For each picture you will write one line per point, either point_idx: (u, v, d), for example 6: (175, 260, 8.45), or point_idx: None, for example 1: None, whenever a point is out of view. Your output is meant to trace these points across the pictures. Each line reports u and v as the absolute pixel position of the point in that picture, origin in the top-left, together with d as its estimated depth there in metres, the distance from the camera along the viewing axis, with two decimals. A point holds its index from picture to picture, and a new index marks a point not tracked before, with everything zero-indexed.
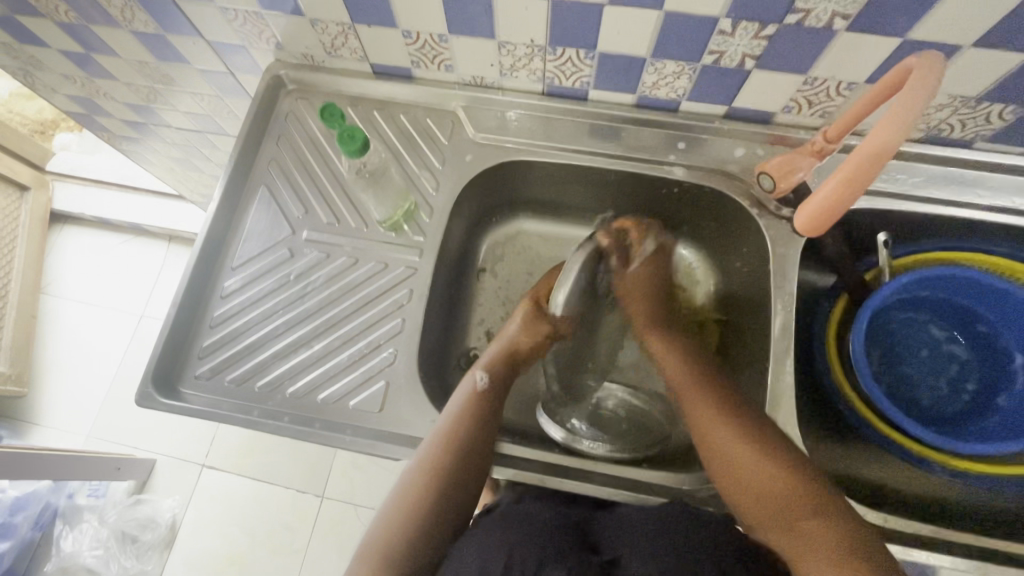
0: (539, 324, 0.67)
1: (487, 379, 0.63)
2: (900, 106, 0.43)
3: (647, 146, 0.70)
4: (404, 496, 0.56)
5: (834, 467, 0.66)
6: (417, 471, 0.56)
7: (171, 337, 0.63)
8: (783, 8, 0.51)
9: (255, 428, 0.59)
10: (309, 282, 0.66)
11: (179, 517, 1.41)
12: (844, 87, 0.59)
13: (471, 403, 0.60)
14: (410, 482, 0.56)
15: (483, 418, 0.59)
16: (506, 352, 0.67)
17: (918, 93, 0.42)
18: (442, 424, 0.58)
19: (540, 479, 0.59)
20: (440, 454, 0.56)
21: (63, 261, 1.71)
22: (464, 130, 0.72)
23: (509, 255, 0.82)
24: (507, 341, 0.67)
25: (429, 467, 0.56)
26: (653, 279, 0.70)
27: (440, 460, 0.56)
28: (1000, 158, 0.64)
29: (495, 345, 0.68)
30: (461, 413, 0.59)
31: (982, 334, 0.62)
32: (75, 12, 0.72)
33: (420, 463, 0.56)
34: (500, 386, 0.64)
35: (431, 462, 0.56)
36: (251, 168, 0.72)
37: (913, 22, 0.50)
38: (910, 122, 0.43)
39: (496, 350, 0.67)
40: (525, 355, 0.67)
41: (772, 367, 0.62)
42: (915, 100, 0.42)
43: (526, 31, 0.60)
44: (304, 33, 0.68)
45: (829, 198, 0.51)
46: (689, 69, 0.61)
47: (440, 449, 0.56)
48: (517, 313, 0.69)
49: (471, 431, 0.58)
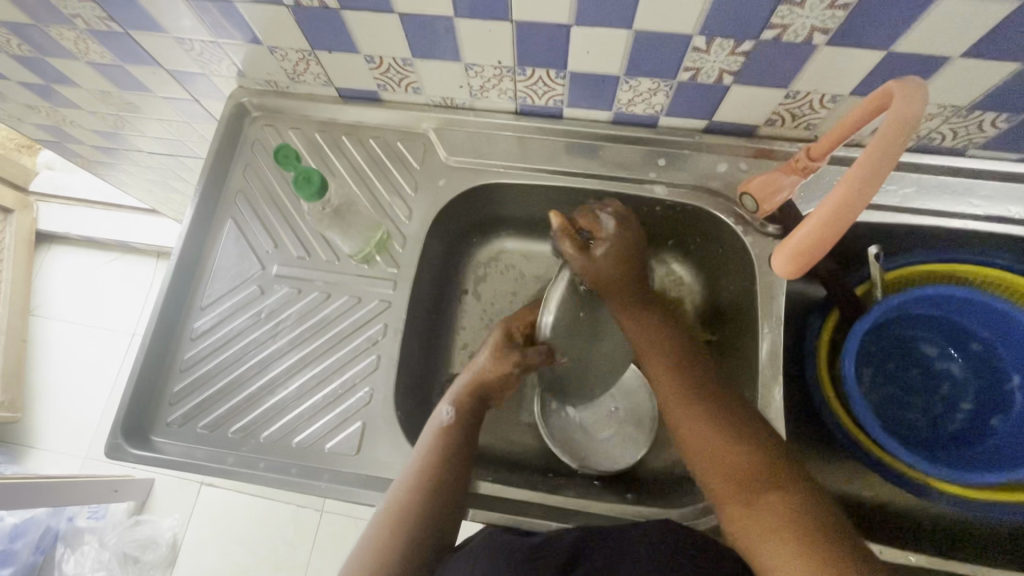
0: (509, 355, 0.61)
1: (452, 413, 0.61)
2: (894, 115, 0.40)
3: (627, 163, 0.67)
4: (373, 545, 0.52)
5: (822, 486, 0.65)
6: (388, 515, 0.53)
7: (140, 385, 0.61)
8: (758, 24, 0.49)
9: (228, 477, 0.58)
10: (280, 320, 0.64)
11: (180, 536, 1.41)
12: (828, 100, 0.56)
13: (440, 439, 0.58)
14: (377, 532, 0.53)
15: (454, 453, 0.57)
16: (473, 383, 0.62)
17: (908, 98, 0.39)
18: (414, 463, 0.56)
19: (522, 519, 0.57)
20: (414, 495, 0.54)
21: (50, 282, 1.69)
22: (436, 153, 0.69)
23: (491, 275, 0.79)
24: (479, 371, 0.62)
25: (397, 515, 0.53)
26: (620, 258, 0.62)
27: (411, 507, 0.53)
28: (994, 166, 0.61)
29: (466, 376, 0.63)
30: (434, 453, 0.56)
31: (976, 352, 0.60)
32: (28, 45, 0.69)
33: (390, 508, 0.53)
34: (467, 427, 0.60)
35: (400, 509, 0.53)
36: (216, 201, 0.69)
37: (897, 35, 0.47)
38: (912, 124, 0.39)
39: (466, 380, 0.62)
40: (495, 389, 0.62)
41: (761, 392, 0.60)
42: (908, 108, 0.39)
43: (493, 53, 0.57)
44: (264, 60, 0.65)
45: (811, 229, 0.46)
46: (665, 86, 0.58)
47: (413, 494, 0.53)
48: (485, 343, 0.64)
49: (445, 472, 0.55)
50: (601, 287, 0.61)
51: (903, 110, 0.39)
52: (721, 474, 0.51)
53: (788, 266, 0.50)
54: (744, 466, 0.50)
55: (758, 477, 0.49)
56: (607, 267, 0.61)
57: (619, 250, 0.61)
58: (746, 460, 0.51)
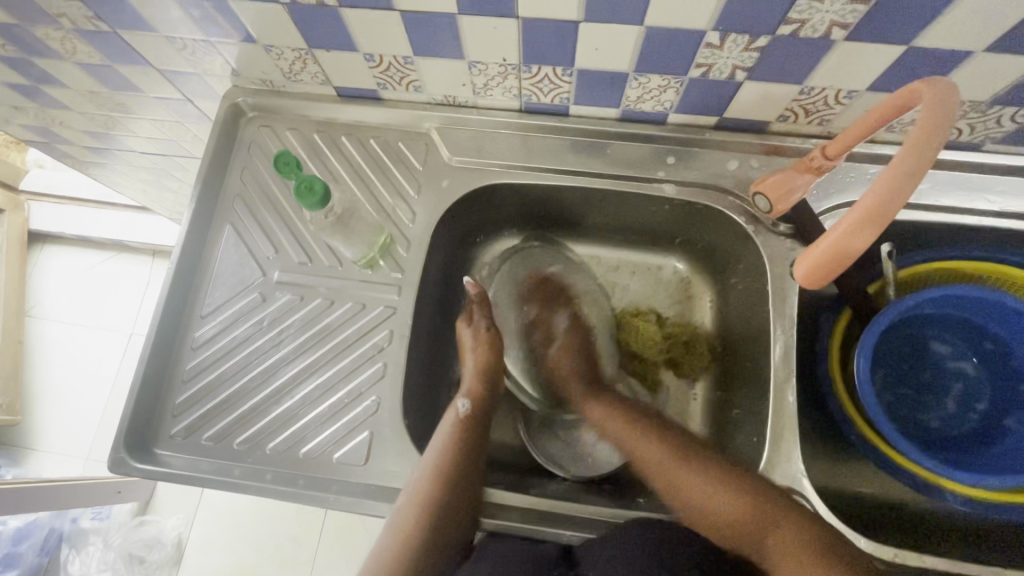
0: (479, 329, 0.69)
1: (468, 407, 0.65)
2: (928, 113, 0.39)
3: (635, 161, 0.66)
4: (402, 525, 0.55)
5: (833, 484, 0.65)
6: (414, 501, 0.56)
7: (142, 396, 0.60)
8: (775, 20, 0.47)
9: (235, 490, 0.57)
10: (283, 328, 0.63)
11: (185, 535, 1.40)
12: (844, 96, 0.55)
13: (459, 431, 0.62)
14: (403, 513, 0.55)
15: (469, 445, 0.61)
16: (479, 370, 0.67)
17: (942, 97, 0.39)
18: (436, 450, 0.58)
19: (533, 528, 0.56)
20: (435, 481, 0.56)
21: (43, 283, 1.66)
22: (438, 153, 0.67)
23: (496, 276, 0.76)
24: (477, 358, 0.68)
25: (422, 499, 0.56)
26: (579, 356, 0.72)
27: (433, 493, 0.56)
28: (1011, 160, 0.60)
29: (472, 367, 0.67)
30: (455, 441, 0.61)
31: (991, 350, 0.59)
32: (12, 45, 0.66)
33: (413, 494, 0.56)
34: (483, 410, 0.66)
35: (423, 493, 0.56)
36: (214, 206, 0.67)
37: (919, 30, 0.46)
38: (948, 122, 0.39)
39: (472, 372, 0.67)
40: (489, 362, 0.67)
41: (773, 395, 0.59)
42: (943, 96, 0.39)
43: (497, 51, 0.55)
44: (258, 60, 0.63)
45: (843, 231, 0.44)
46: (675, 83, 0.56)
47: (434, 480, 0.56)
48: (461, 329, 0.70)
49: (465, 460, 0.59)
50: (567, 384, 0.71)
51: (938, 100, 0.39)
52: (702, 504, 0.55)
53: (819, 268, 0.48)
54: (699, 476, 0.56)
55: (711, 481, 0.55)
56: (563, 360, 0.72)
57: (569, 348, 0.72)
58: (695, 474, 0.57)
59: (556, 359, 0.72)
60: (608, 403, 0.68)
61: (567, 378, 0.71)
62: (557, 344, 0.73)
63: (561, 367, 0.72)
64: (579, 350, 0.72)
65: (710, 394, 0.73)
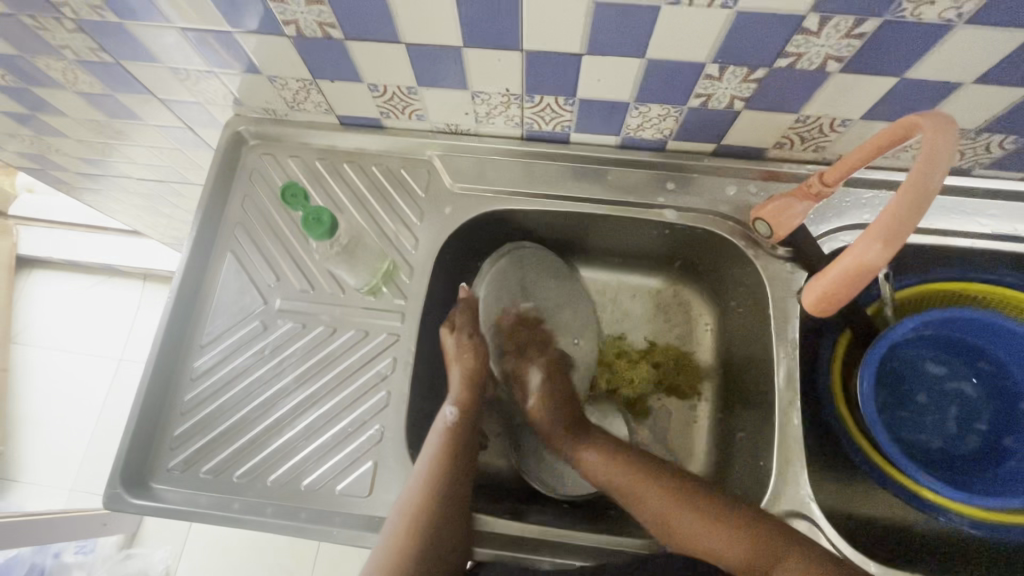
0: (465, 338, 0.65)
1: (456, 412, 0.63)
2: (930, 146, 0.40)
3: (635, 187, 0.67)
4: (394, 539, 0.54)
5: (851, 506, 0.65)
6: (404, 513, 0.55)
7: (140, 428, 0.58)
8: (772, 53, 0.48)
9: (234, 525, 0.56)
10: (284, 357, 0.62)
11: (173, 568, 1.34)
12: (839, 124, 0.56)
13: (449, 439, 0.60)
14: (397, 526, 0.54)
15: (459, 452, 0.60)
16: (466, 378, 0.64)
17: (944, 136, 0.40)
18: (426, 463, 0.57)
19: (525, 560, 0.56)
20: (426, 493, 0.55)
21: (31, 309, 1.63)
22: (441, 179, 0.68)
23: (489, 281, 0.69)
24: (464, 368, 0.64)
25: (413, 510, 0.55)
26: (551, 410, 0.67)
27: (427, 504, 0.55)
28: (1001, 184, 0.61)
29: (460, 376, 0.64)
30: (444, 452, 0.59)
31: (988, 371, 0.60)
32: (13, 75, 0.67)
33: (403, 505, 0.55)
34: (473, 423, 0.63)
35: (419, 507, 0.55)
36: (215, 234, 0.67)
37: (912, 63, 0.47)
38: (948, 161, 0.40)
39: (459, 383, 0.64)
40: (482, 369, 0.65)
41: (778, 418, 0.59)
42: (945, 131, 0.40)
43: (501, 81, 0.56)
44: (262, 89, 0.63)
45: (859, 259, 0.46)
46: (675, 112, 0.58)
47: (427, 496, 0.55)
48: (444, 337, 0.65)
49: (456, 476, 0.58)
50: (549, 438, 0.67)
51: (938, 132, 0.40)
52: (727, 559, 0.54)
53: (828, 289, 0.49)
54: (650, 487, 0.59)
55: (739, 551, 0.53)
56: (540, 413, 0.67)
57: (548, 397, 0.67)
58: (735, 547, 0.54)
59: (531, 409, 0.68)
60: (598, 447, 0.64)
61: (554, 417, 0.67)
62: (531, 401, 0.68)
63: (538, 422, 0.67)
64: (560, 400, 0.67)
65: (712, 417, 0.73)
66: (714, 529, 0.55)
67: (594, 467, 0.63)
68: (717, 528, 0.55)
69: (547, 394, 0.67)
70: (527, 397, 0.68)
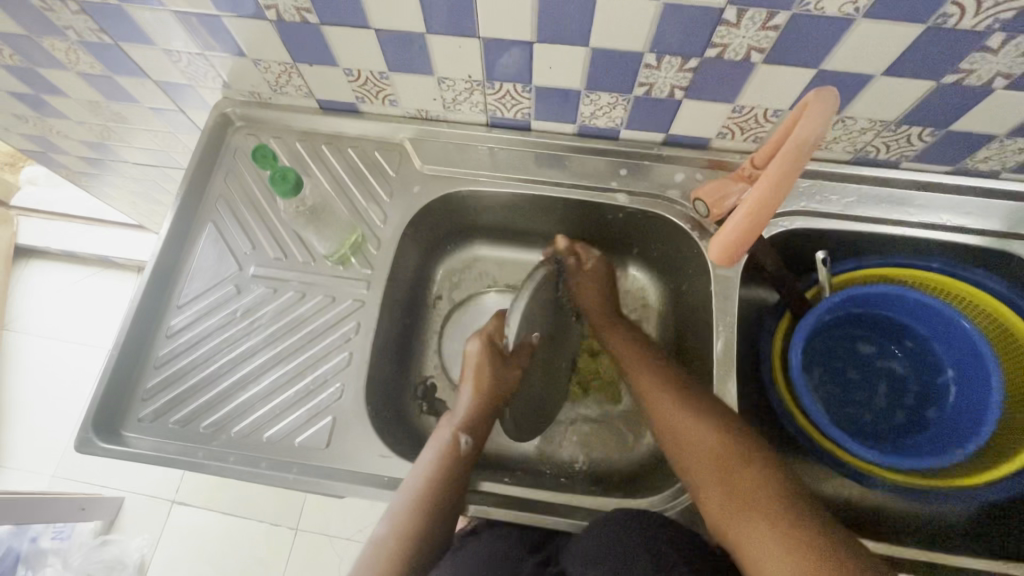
0: (508, 366, 0.64)
1: (469, 442, 0.61)
2: (806, 123, 0.47)
3: (592, 173, 0.72)
4: (380, 552, 0.54)
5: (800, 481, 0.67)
6: (391, 529, 0.55)
7: (114, 378, 0.62)
8: (701, 44, 0.53)
9: (197, 470, 0.59)
10: (255, 318, 0.66)
11: (149, 556, 1.35)
12: (771, 114, 0.61)
13: (447, 461, 0.58)
14: (383, 541, 0.55)
15: (453, 475, 0.58)
16: (480, 409, 0.63)
17: (822, 111, 0.46)
18: (416, 479, 0.56)
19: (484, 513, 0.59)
20: (413, 509, 0.55)
21: (27, 296, 1.67)
22: (411, 162, 0.73)
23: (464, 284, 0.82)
24: (476, 383, 0.64)
25: (401, 530, 0.55)
26: (608, 300, 0.72)
27: (413, 522, 0.55)
28: (925, 176, 0.66)
29: (471, 393, 0.63)
30: (437, 470, 0.57)
31: (912, 348, 0.65)
32: (21, 55, 0.72)
33: (390, 521, 0.55)
34: (480, 438, 0.63)
35: (405, 524, 0.55)
36: (199, 204, 0.71)
37: (824, 55, 0.52)
38: (816, 136, 0.47)
39: (471, 399, 0.63)
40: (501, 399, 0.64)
41: (716, 387, 0.63)
42: (820, 112, 0.46)
43: (463, 68, 0.61)
44: (248, 72, 0.69)
45: (749, 208, 0.54)
46: (623, 100, 0.63)
47: (412, 515, 0.55)
48: (473, 366, 0.64)
49: (445, 499, 0.56)
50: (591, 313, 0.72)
51: (812, 115, 0.47)
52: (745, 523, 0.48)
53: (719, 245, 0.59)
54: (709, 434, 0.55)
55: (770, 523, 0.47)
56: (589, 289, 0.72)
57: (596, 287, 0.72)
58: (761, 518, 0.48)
59: (587, 279, 0.72)
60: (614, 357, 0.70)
61: (595, 307, 0.72)
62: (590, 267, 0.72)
63: (589, 296, 0.72)
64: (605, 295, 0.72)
65: None
66: (702, 425, 0.56)
67: (615, 343, 0.70)
68: (708, 423, 0.56)
69: (604, 280, 0.72)
70: (583, 272, 0.71)
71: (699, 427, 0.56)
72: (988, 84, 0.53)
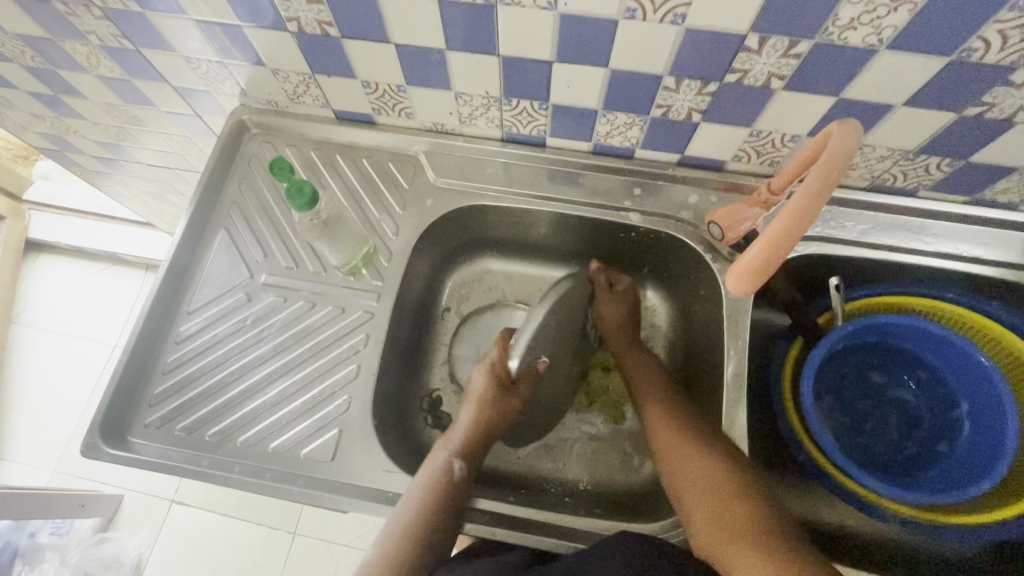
0: (506, 394, 0.65)
1: (463, 468, 0.60)
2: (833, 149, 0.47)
3: (605, 191, 0.71)
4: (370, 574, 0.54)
5: (800, 509, 0.66)
6: (382, 550, 0.55)
7: (122, 383, 0.62)
8: (721, 68, 0.53)
9: (201, 479, 0.59)
10: (264, 327, 0.66)
11: (146, 556, 1.34)
12: (789, 139, 0.61)
13: (445, 485, 0.58)
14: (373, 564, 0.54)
15: (450, 500, 0.57)
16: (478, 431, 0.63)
17: (847, 139, 0.47)
18: (410, 501, 0.56)
19: (489, 532, 0.59)
20: (406, 531, 0.55)
21: (35, 290, 1.68)
22: (425, 175, 0.73)
23: (474, 294, 0.81)
24: (479, 408, 0.64)
25: (392, 553, 0.54)
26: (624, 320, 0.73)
27: (405, 545, 0.54)
28: (942, 206, 0.66)
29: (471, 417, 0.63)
30: (436, 492, 0.57)
31: (923, 379, 0.64)
32: (42, 57, 0.73)
33: (383, 543, 0.55)
34: (476, 465, 0.62)
35: (397, 547, 0.55)
36: (212, 210, 0.72)
37: (845, 83, 0.52)
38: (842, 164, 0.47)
39: (471, 422, 0.63)
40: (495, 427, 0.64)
41: (725, 414, 0.62)
42: (847, 140, 0.47)
43: (480, 84, 0.61)
44: (266, 81, 0.69)
45: (770, 237, 0.52)
46: (639, 121, 0.63)
47: (405, 536, 0.55)
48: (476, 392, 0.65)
49: (440, 522, 0.56)
50: (610, 334, 0.74)
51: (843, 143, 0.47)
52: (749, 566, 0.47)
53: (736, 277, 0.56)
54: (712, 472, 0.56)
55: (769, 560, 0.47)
56: (612, 314, 0.73)
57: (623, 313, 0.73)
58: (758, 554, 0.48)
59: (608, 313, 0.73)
60: (647, 360, 0.71)
61: (613, 330, 0.73)
62: (620, 289, 0.73)
63: (608, 328, 0.74)
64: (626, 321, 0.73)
65: None
66: (703, 467, 0.56)
67: (640, 369, 0.71)
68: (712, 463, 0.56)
69: (626, 302, 0.73)
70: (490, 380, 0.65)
71: (700, 470, 0.56)
72: (1010, 117, 0.52)
